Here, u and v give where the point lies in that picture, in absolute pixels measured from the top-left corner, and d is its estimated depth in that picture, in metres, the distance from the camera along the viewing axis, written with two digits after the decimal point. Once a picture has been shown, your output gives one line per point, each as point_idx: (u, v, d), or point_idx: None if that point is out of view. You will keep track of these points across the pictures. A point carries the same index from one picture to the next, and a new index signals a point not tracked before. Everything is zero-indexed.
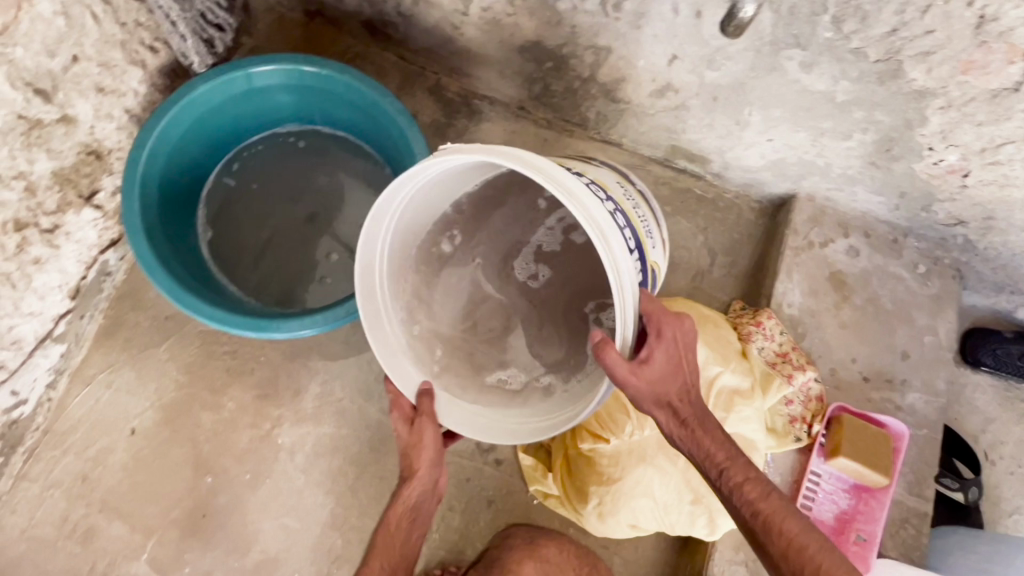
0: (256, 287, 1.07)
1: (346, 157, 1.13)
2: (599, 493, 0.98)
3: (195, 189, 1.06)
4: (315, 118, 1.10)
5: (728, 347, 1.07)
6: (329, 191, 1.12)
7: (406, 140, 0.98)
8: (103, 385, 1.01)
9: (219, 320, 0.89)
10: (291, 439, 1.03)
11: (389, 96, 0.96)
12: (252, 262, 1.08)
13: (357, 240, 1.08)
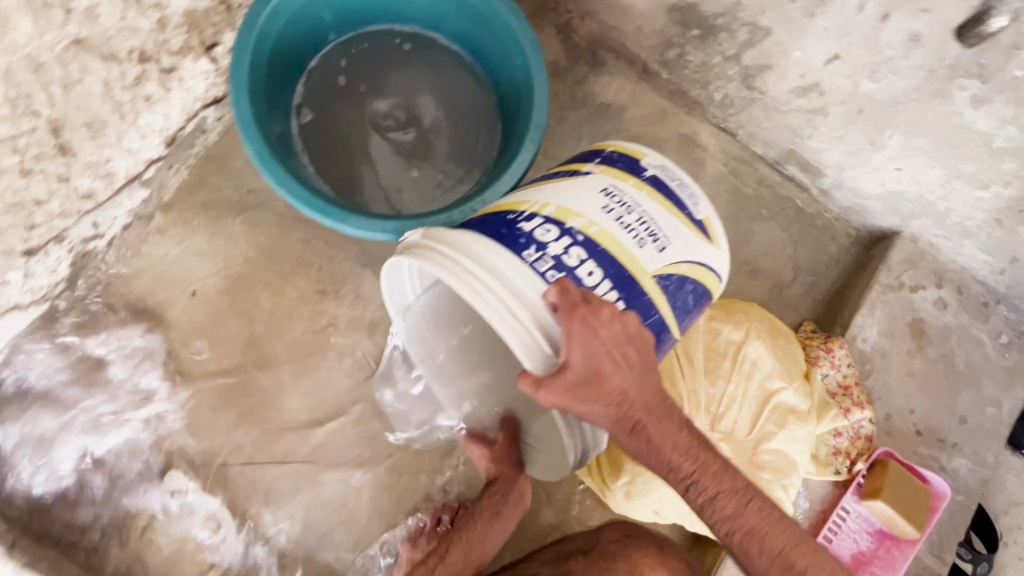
0: (333, 180, 1.01)
1: (456, 73, 1.06)
2: (633, 471, 0.98)
3: (300, 65, 1.01)
4: (435, 25, 1.04)
5: (794, 365, 1.04)
6: (424, 103, 1.05)
7: (531, 69, 0.93)
8: (174, 241, 1.00)
9: (302, 201, 0.84)
10: (343, 341, 1.03)
11: (524, 21, 0.92)
12: (334, 154, 1.02)
13: (443, 163, 1.03)
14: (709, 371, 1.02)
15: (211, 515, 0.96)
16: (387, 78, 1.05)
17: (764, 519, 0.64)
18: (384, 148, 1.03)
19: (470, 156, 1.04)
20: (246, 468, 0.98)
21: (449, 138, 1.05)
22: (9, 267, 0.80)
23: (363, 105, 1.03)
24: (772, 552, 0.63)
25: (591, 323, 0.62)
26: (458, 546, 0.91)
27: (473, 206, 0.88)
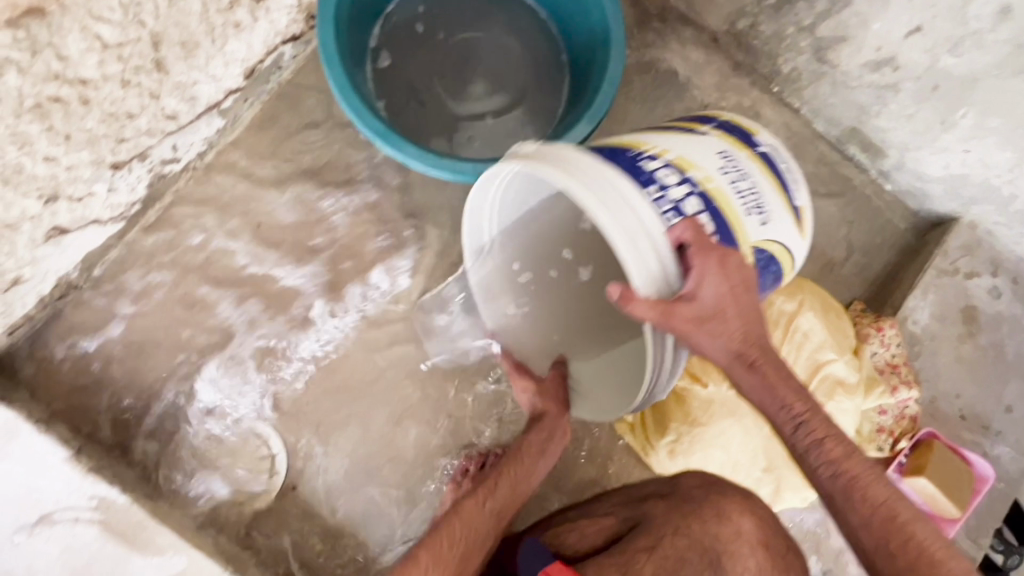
0: (406, 122, 1.02)
1: (528, 24, 1.07)
2: (679, 430, 0.99)
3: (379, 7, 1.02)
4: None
5: (846, 340, 1.05)
6: (497, 51, 1.05)
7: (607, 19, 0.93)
8: (243, 173, 1.01)
9: (383, 137, 0.86)
10: (401, 284, 1.05)
11: None
12: (406, 96, 1.02)
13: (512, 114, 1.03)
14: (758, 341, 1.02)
15: (264, 442, 0.98)
16: (462, 24, 1.05)
17: (869, 470, 0.64)
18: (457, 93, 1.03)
19: (540, 106, 1.05)
20: (301, 399, 1.00)
21: (521, 85, 1.05)
22: (95, 179, 0.81)
23: (438, 50, 1.04)
24: (878, 505, 0.62)
25: (716, 261, 0.66)
26: (506, 477, 0.83)
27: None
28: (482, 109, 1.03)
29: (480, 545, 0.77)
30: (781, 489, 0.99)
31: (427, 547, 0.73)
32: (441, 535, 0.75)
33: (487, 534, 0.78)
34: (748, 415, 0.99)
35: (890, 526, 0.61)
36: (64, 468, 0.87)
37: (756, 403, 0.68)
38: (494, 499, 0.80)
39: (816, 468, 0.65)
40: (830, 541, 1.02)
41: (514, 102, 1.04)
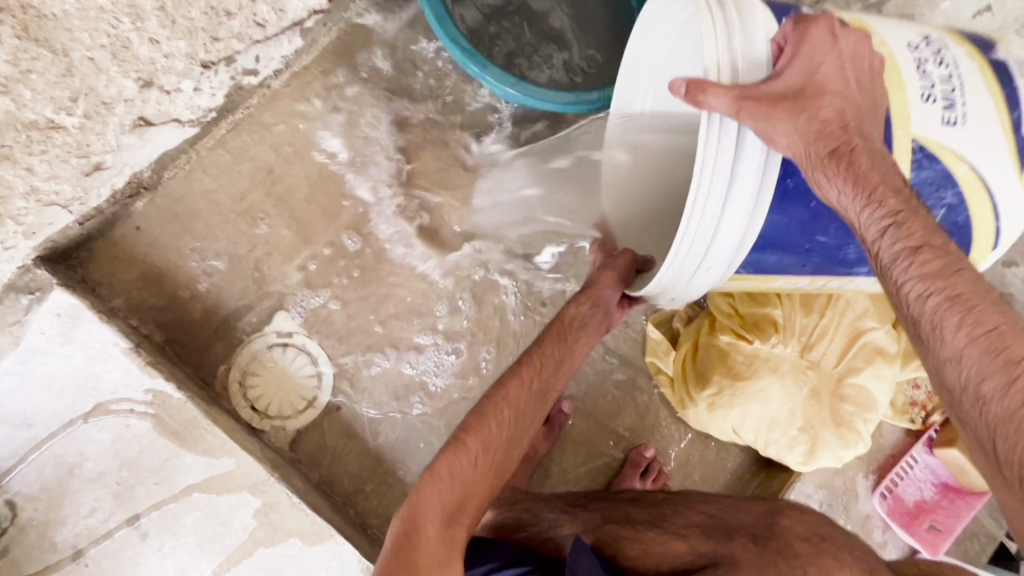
0: (488, 51, 1.01)
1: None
2: (721, 383, 1.01)
3: None
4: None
5: (888, 310, 1.06)
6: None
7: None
8: (315, 96, 1.02)
9: (481, 69, 0.90)
10: (457, 220, 1.06)
11: None
12: (489, 23, 1.02)
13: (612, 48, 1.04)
14: (807, 301, 1.03)
15: (313, 360, 0.99)
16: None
17: (970, 287, 0.59)
18: (538, 22, 1.03)
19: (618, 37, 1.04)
20: (352, 322, 1.01)
21: (601, 11, 1.03)
22: (186, 74, 0.86)
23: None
24: (978, 325, 0.57)
25: (809, 53, 0.67)
26: (549, 351, 0.88)
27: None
28: (563, 38, 1.04)
29: (526, 422, 0.85)
30: (815, 449, 1.01)
31: (476, 435, 0.80)
32: (490, 416, 0.82)
33: (534, 413, 0.85)
34: (789, 373, 1.01)
35: (988, 348, 0.56)
36: (121, 359, 0.87)
37: (842, 206, 0.66)
38: (536, 374, 0.86)
39: (904, 281, 0.61)
40: (857, 505, 1.04)
41: (594, 29, 1.03)
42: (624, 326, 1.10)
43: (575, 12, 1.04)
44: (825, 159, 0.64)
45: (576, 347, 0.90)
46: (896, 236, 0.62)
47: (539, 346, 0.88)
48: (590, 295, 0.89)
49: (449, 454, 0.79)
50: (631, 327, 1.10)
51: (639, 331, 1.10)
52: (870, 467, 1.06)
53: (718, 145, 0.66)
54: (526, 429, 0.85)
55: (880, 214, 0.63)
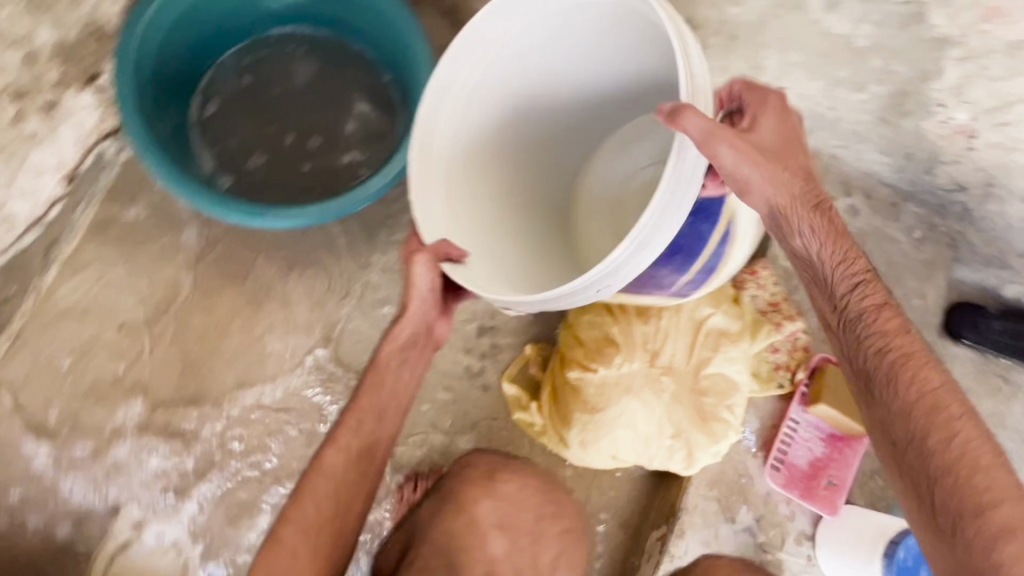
0: (258, 189, 1.02)
1: (346, 57, 1.07)
2: (582, 420, 1.00)
3: (184, 100, 1.01)
4: (305, 14, 1.05)
5: (720, 290, 1.07)
6: (335, 83, 1.07)
7: (404, 35, 0.96)
8: (93, 277, 1.01)
9: (237, 215, 0.90)
10: (280, 348, 1.05)
11: None
12: (253, 163, 1.03)
13: (375, 142, 1.05)
14: (639, 309, 1.04)
15: (174, 544, 1.00)
16: (287, 76, 1.06)
17: (909, 341, 0.70)
18: (302, 144, 1.04)
19: (382, 127, 1.06)
20: (201, 486, 1.01)
21: (356, 117, 1.06)
22: None
23: (273, 107, 1.05)
24: (907, 373, 0.68)
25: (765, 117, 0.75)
26: (365, 401, 0.83)
27: (388, 174, 0.93)
28: (328, 149, 1.04)
29: (351, 493, 0.81)
30: (692, 451, 1.00)
31: (290, 525, 0.79)
32: (305, 497, 0.80)
33: (356, 477, 0.81)
34: (645, 388, 1.00)
35: (921, 398, 0.67)
36: None
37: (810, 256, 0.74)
38: (356, 435, 0.82)
39: (868, 333, 0.71)
40: (756, 487, 1.04)
41: (353, 132, 1.05)
42: (483, 389, 1.09)
43: (332, 122, 1.06)
44: (812, 215, 0.73)
45: (399, 383, 0.85)
46: (868, 295, 0.72)
47: (353, 405, 0.83)
48: (404, 318, 0.83)
49: (266, 555, 0.78)
50: (490, 388, 1.09)
51: (497, 390, 1.09)
52: (755, 445, 1.06)
53: (678, 171, 0.69)
54: (354, 495, 0.81)
55: (853, 275, 0.72)
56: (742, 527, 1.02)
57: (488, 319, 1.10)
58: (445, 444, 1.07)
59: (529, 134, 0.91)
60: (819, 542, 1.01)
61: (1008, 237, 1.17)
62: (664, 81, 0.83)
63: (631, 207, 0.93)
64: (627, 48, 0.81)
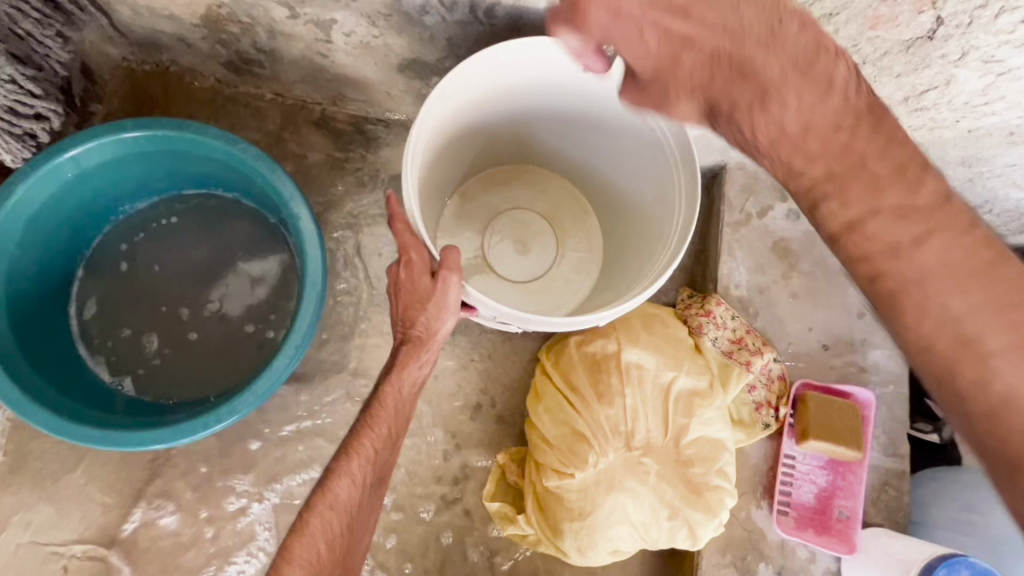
0: (168, 387, 0.92)
1: (226, 212, 0.98)
2: (573, 529, 0.94)
3: (57, 319, 0.91)
4: (162, 180, 0.95)
5: (679, 346, 1.00)
6: (221, 239, 0.98)
7: (274, 184, 0.87)
8: (21, 527, 0.94)
9: (135, 443, 0.79)
10: (239, 539, 0.97)
11: (239, 141, 0.86)
12: (157, 360, 0.93)
13: (280, 292, 0.96)
14: (599, 392, 0.97)
15: None
16: (171, 250, 0.97)
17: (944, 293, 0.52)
18: (205, 323, 0.95)
19: (284, 274, 0.96)
20: None
21: (252, 272, 0.97)
22: None
23: (164, 291, 0.95)
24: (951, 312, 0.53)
25: None
26: (380, 423, 0.74)
27: (293, 342, 0.84)
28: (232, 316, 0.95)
29: (361, 523, 0.70)
30: (695, 527, 0.94)
31: (298, 559, 0.64)
32: (315, 523, 0.67)
33: (370, 512, 0.72)
34: (628, 478, 0.94)
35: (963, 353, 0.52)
36: None
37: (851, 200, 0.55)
38: (371, 464, 0.72)
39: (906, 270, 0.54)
40: (769, 538, 0.98)
41: (253, 289, 0.96)
42: (465, 514, 1.02)
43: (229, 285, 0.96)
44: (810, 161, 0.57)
45: (407, 414, 0.78)
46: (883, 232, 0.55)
47: (369, 430, 0.73)
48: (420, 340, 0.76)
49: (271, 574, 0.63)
50: (472, 511, 1.02)
51: (480, 510, 1.02)
52: (757, 494, 1.00)
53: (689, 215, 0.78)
54: (362, 536, 0.71)
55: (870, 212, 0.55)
56: None
57: (449, 438, 1.04)
58: None
59: (444, 168, 0.94)
60: None
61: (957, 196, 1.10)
62: (622, 132, 0.89)
63: (560, 217, 1.06)
64: (570, 134, 0.95)
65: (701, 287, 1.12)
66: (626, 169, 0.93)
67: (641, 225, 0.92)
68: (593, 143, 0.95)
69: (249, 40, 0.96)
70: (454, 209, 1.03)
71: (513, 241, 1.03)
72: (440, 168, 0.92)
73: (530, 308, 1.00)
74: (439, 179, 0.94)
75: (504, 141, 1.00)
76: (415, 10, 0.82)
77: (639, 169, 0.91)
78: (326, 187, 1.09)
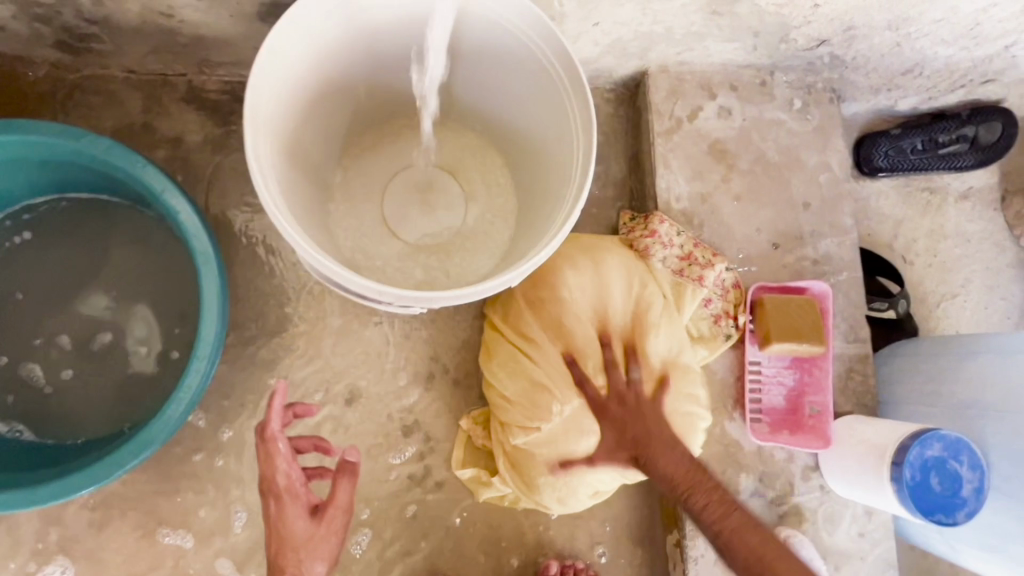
0: (72, 423, 0.83)
1: (90, 216, 0.86)
2: (550, 483, 0.90)
3: None
4: (10, 193, 0.81)
5: (629, 273, 0.95)
6: (93, 249, 0.85)
7: (137, 176, 0.75)
8: None
9: (55, 496, 0.72)
10: (204, 564, 0.91)
11: (83, 134, 0.73)
12: (54, 396, 0.83)
13: (178, 300, 0.85)
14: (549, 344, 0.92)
15: None
16: (35, 272, 0.84)
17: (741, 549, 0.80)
18: (97, 346, 0.84)
19: (179, 278, 0.86)
20: None
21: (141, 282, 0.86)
22: None
23: (39, 319, 0.83)
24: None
25: None
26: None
27: (201, 355, 0.75)
28: (129, 333, 0.85)
29: None
30: None
31: None
32: None
33: None
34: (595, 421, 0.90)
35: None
36: None
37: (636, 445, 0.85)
38: None
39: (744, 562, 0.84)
40: (745, 447, 0.97)
41: (143, 299, 0.85)
42: (438, 488, 0.97)
43: (114, 300, 0.85)
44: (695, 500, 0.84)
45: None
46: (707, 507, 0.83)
47: None
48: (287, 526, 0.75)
49: None
50: (445, 483, 0.97)
51: (454, 480, 0.97)
52: (727, 406, 0.98)
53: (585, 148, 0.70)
54: None
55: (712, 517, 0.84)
56: (749, 494, 0.96)
57: (406, 415, 0.98)
58: (427, 564, 0.96)
59: (318, 130, 0.83)
60: (827, 474, 0.96)
61: (888, 63, 1.05)
62: (511, 64, 0.78)
63: (469, 165, 0.96)
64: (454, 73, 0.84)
65: (642, 206, 1.06)
66: (521, 107, 0.83)
67: (544, 165, 0.83)
68: (483, 83, 0.85)
69: (72, 11, 0.81)
70: (344, 179, 0.92)
71: (416, 204, 0.93)
72: (311, 137, 0.81)
73: (449, 272, 0.91)
74: (315, 150, 0.84)
75: (391, 92, 0.88)
76: None
77: (532, 105, 0.81)
78: (212, 170, 0.96)
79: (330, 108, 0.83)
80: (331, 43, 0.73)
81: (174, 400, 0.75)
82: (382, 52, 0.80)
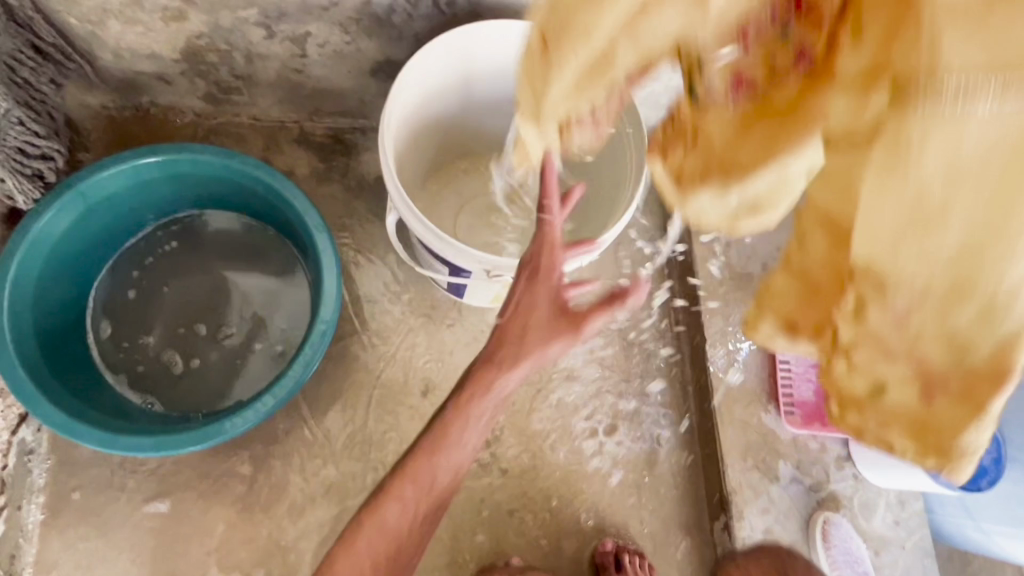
0: (196, 399, 0.96)
1: (224, 229, 1.04)
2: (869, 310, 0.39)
3: (80, 351, 0.94)
4: (170, 207, 1.00)
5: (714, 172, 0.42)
6: (226, 256, 1.02)
7: (278, 188, 0.93)
8: (73, 566, 0.95)
9: (181, 444, 0.83)
10: (294, 535, 1.00)
11: (237, 154, 0.92)
12: (183, 375, 0.97)
13: (291, 297, 1.01)
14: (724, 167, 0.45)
15: None
16: (179, 273, 1.01)
17: None
18: (222, 334, 0.99)
19: (293, 280, 1.02)
20: None
21: (262, 282, 1.02)
22: None
23: (180, 311, 0.99)
24: None
25: None
26: (401, 483, 0.78)
27: (319, 329, 0.89)
28: (249, 325, 0.99)
29: (407, 558, 0.78)
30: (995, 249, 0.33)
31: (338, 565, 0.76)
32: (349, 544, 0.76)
33: (413, 549, 0.78)
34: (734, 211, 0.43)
35: None
36: None
37: None
38: (418, 494, 0.79)
39: None
40: (782, 437, 1.06)
41: (263, 296, 1.01)
42: (502, 474, 1.07)
43: (239, 295, 1.01)
44: None
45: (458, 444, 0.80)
46: None
47: (400, 483, 0.78)
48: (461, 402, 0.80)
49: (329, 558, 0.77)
50: (508, 469, 1.07)
51: (517, 466, 1.07)
52: (762, 400, 1.08)
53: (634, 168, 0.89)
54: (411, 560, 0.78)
55: None
56: (788, 480, 1.05)
57: None
58: (493, 544, 1.04)
59: (412, 159, 1.02)
60: (860, 463, 1.04)
61: None
62: None
63: None
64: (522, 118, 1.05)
65: None
66: None
67: (598, 186, 1.01)
68: None
69: (228, 67, 1.03)
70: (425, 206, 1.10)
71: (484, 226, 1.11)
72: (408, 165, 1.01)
73: None
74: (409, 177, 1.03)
75: (474, 130, 1.08)
76: (384, 10, 0.91)
77: None
78: (315, 196, 1.16)
79: (422, 143, 1.02)
80: (433, 90, 0.95)
81: (293, 368, 0.88)
82: (467, 100, 1.01)
